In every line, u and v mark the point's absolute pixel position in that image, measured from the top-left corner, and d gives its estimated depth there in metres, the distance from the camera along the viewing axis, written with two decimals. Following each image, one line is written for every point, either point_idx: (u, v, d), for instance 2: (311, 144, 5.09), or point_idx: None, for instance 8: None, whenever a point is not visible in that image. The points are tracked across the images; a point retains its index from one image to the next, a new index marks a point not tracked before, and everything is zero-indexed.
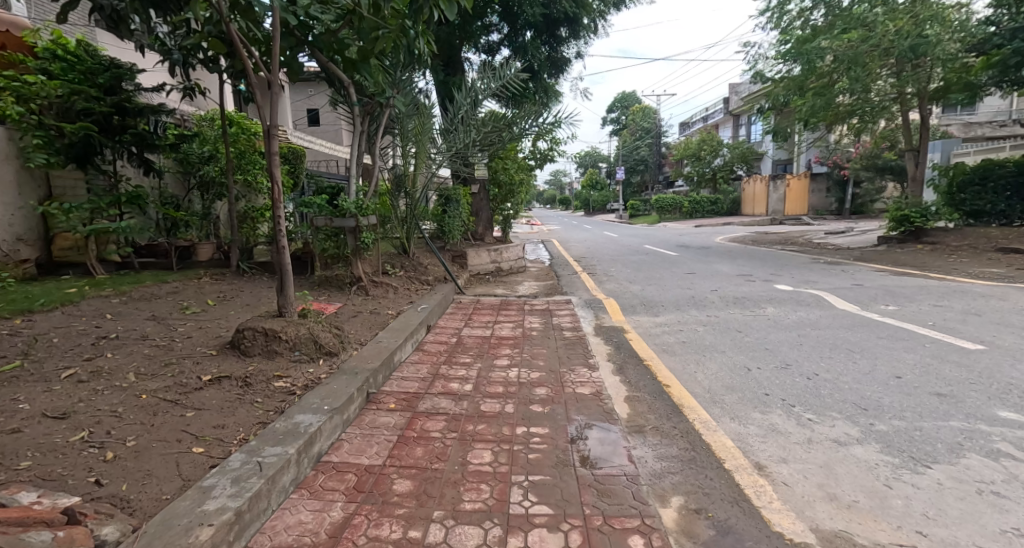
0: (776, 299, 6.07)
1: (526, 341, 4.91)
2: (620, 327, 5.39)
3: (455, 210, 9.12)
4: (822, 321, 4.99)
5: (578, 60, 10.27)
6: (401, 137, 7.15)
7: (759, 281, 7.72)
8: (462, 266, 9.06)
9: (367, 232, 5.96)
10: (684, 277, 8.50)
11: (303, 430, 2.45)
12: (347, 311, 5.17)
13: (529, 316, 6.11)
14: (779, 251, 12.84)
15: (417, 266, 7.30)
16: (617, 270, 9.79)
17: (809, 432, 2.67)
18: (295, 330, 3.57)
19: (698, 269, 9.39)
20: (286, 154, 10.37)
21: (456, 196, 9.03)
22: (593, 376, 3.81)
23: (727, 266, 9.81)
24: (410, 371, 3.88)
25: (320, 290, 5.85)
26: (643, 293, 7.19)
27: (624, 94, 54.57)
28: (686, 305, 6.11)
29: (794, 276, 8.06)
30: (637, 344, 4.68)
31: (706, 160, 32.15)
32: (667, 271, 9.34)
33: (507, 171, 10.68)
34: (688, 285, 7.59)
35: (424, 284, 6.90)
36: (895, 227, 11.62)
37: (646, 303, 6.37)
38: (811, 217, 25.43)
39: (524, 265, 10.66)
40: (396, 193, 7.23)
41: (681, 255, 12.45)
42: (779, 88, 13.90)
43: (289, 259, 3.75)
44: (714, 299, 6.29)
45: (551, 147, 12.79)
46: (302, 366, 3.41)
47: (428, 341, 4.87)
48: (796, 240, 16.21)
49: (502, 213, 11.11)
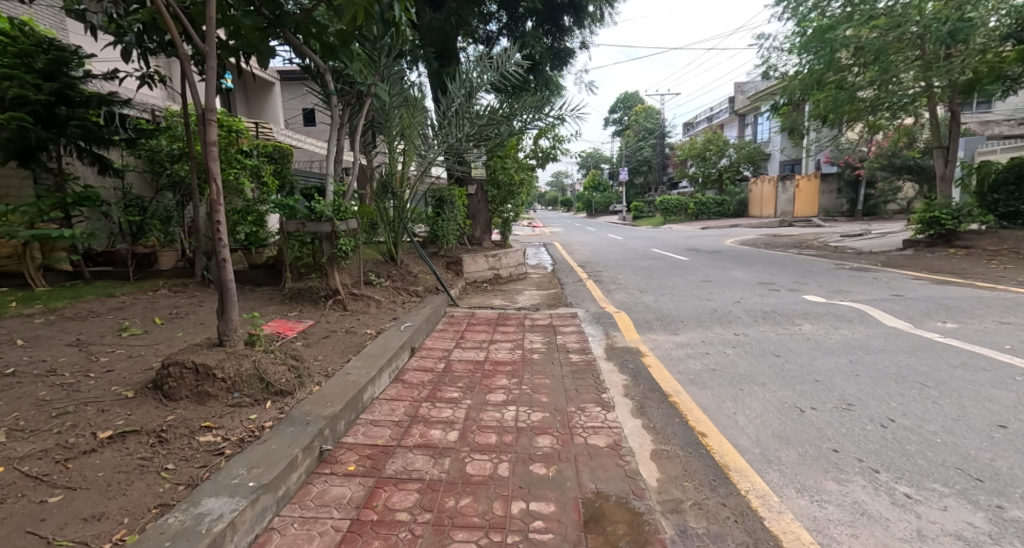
0: (810, 313, 5.35)
1: (525, 367, 4.20)
2: (635, 348, 4.67)
3: (450, 212, 8.45)
4: (872, 342, 4.27)
5: (583, 51, 9.53)
6: (387, 133, 6.49)
7: (785, 290, 6.97)
8: (457, 273, 8.36)
9: (346, 239, 5.29)
10: (699, 285, 7.79)
11: (205, 529, 1.73)
12: (317, 333, 4.47)
13: (530, 333, 5.40)
14: (796, 256, 12.08)
15: (406, 276, 6.59)
16: (625, 277, 9.07)
17: (915, 521, 1.95)
18: (234, 366, 2.84)
19: (714, 276, 8.66)
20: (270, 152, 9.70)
21: (450, 196, 8.38)
22: (607, 419, 3.09)
23: (744, 272, 9.09)
24: (383, 413, 3.15)
25: (291, 304, 5.16)
26: (657, 304, 6.48)
27: (627, 94, 53.91)
28: (707, 320, 5.39)
29: (821, 285, 7.33)
30: (656, 372, 3.96)
31: (711, 161, 31.40)
32: (680, 278, 8.63)
33: (507, 171, 10.00)
34: (706, 295, 6.84)
35: (413, 295, 6.19)
36: (923, 230, 10.80)
37: (660, 318, 5.65)
38: (821, 219, 24.66)
39: (524, 271, 9.94)
40: (382, 195, 6.59)
41: (693, 260, 11.71)
42: (794, 83, 13.17)
43: (232, 275, 3.02)
44: (739, 313, 5.58)
45: (553, 145, 12.10)
46: (240, 412, 2.68)
47: (411, 367, 4.14)
48: (812, 244, 15.43)
49: (502, 215, 10.44)
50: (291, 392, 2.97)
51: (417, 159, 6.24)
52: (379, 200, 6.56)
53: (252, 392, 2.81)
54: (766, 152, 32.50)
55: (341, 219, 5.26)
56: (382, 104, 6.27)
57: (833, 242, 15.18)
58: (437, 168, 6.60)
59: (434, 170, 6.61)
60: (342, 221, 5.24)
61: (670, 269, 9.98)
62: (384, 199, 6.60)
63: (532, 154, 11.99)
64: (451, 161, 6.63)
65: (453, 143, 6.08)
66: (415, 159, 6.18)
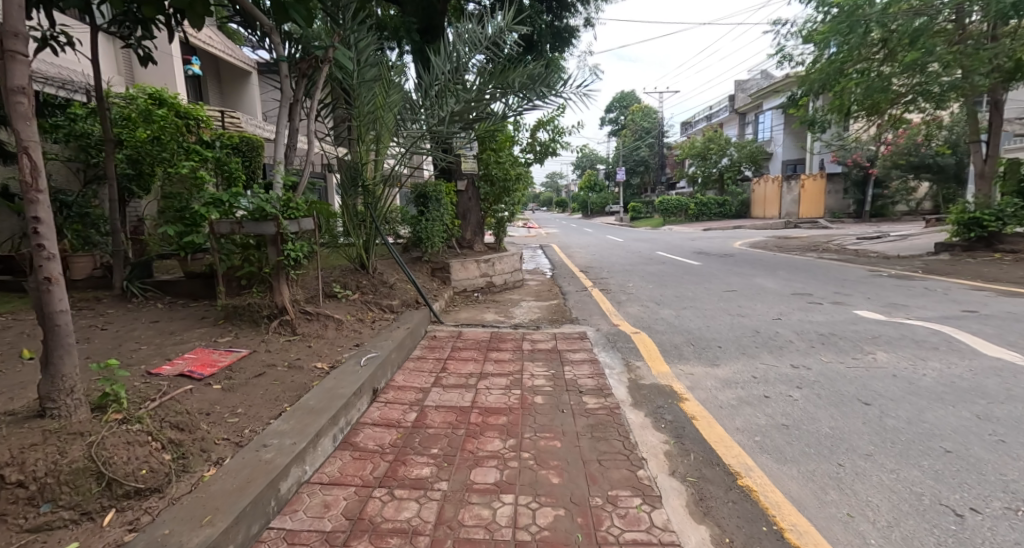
0: (881, 336, 4.28)
1: (525, 420, 3.11)
2: (668, 387, 3.59)
3: (435, 211, 7.39)
4: (987, 384, 3.22)
5: (587, 30, 8.47)
6: (356, 116, 5.37)
7: (830, 305, 5.92)
8: (444, 281, 7.37)
9: (297, 243, 4.20)
10: (724, 298, 6.71)
11: None
12: (250, 370, 3.35)
13: (530, 361, 4.30)
14: (818, 261, 11.08)
15: (379, 289, 5.46)
16: (635, 285, 8.01)
17: None
18: (48, 457, 1.74)
19: (737, 286, 7.60)
20: (236, 143, 8.58)
21: (436, 193, 7.32)
22: (655, 527, 2.00)
23: (770, 279, 8.05)
24: (309, 519, 2.04)
25: (224, 327, 4.04)
26: (682, 322, 5.39)
27: (623, 93, 52.93)
28: (751, 346, 4.31)
29: (868, 297, 6.27)
30: (707, 431, 2.87)
31: (712, 160, 30.47)
32: (699, 288, 7.55)
33: (501, 165, 8.96)
34: (738, 311, 5.78)
35: (386, 314, 5.07)
36: (962, 233, 9.93)
37: (690, 341, 4.57)
38: (828, 221, 23.79)
39: (521, 277, 8.86)
40: (353, 190, 5.47)
41: (705, 265, 10.68)
42: (812, 74, 12.19)
43: (65, 308, 1.91)
44: (788, 335, 4.51)
45: (552, 137, 11.04)
46: (43, 545, 1.57)
47: (369, 422, 3.02)
48: (827, 247, 14.46)
49: (494, 213, 9.33)
50: (155, 491, 1.86)
51: (394, 148, 5.09)
52: (348, 197, 5.45)
53: (79, 500, 1.71)
54: (768, 152, 31.57)
55: (290, 218, 4.17)
56: (350, 80, 5.16)
57: (851, 245, 14.16)
58: (419, 160, 5.49)
59: (416, 162, 5.48)
60: (291, 222, 4.15)
61: (684, 276, 8.92)
62: (355, 198, 5.50)
63: (529, 147, 10.92)
64: (436, 150, 5.51)
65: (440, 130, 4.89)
66: (394, 147, 5.04)
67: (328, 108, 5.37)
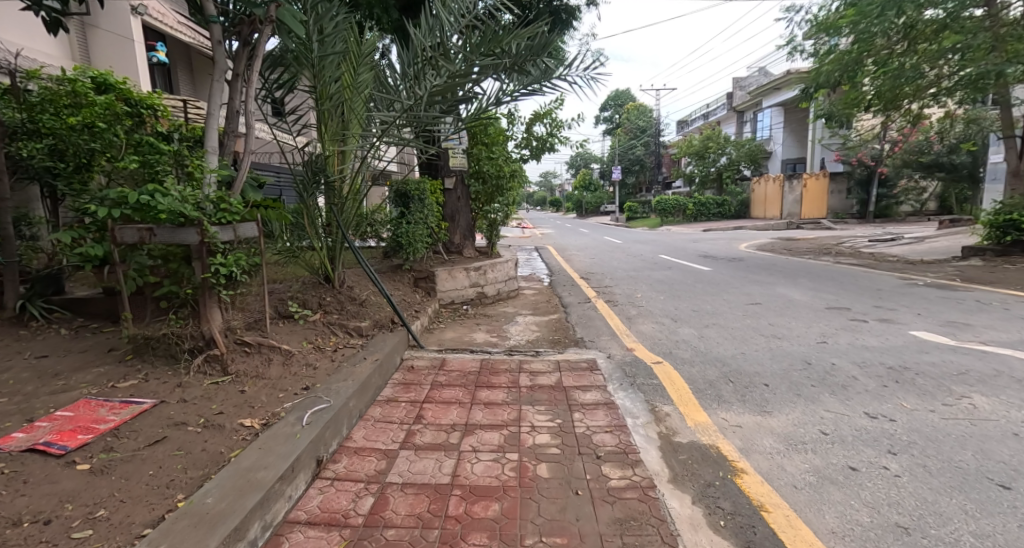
0: (969, 372, 3.43)
1: (527, 512, 2.22)
2: (713, 453, 2.70)
3: (418, 213, 6.50)
4: None
5: (591, 8, 7.60)
6: (321, 97, 4.45)
7: (878, 324, 5.08)
8: (428, 293, 6.57)
9: (230, 254, 3.27)
10: (749, 314, 5.86)
11: None
12: (144, 432, 2.43)
13: (529, 407, 3.40)
14: (837, 266, 10.27)
15: (347, 308, 4.54)
16: (644, 296, 7.16)
17: None
18: None
19: (761, 298, 6.74)
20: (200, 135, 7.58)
21: (420, 191, 6.42)
22: None
23: (795, 290, 7.21)
24: None
25: (132, 365, 3.11)
26: (709, 348, 4.53)
27: (619, 92, 52.20)
28: (806, 386, 3.44)
29: (919, 314, 5.42)
30: (790, 535, 2.00)
31: (710, 159, 29.76)
32: (717, 300, 6.69)
33: (494, 160, 8.08)
34: (771, 333, 4.93)
35: (352, 343, 4.15)
36: (995, 237, 9.16)
37: (727, 376, 3.70)
38: (831, 222, 23.12)
39: (516, 286, 7.99)
40: (314, 188, 4.55)
41: (716, 272, 9.85)
42: (827, 65, 11.43)
43: None
44: (848, 369, 3.64)
45: (549, 131, 10.16)
46: None
47: (301, 522, 2.11)
48: (840, 250, 13.68)
49: (485, 214, 8.42)
50: None
51: (362, 139, 4.13)
52: (309, 196, 4.54)
53: None
54: (768, 150, 30.85)
55: (222, 223, 3.23)
56: (310, 53, 4.21)
57: (866, 249, 13.36)
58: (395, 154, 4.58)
59: (392, 156, 4.56)
60: (222, 228, 3.22)
61: (697, 286, 8.05)
62: (318, 197, 4.59)
63: (524, 142, 10.03)
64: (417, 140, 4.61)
65: (422, 118, 3.95)
66: (364, 139, 4.07)
67: (284, 87, 4.42)
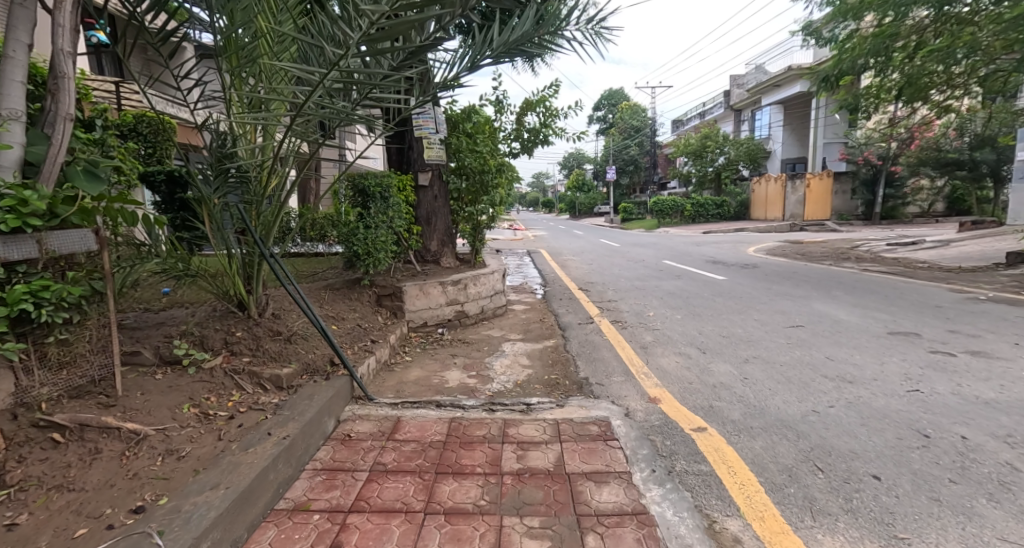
0: None
1: None
2: None
3: (379, 214, 5.32)
4: None
5: None
6: (228, 55, 3.22)
7: (974, 360, 3.90)
8: (395, 314, 5.35)
9: (28, 282, 2.01)
10: (795, 342, 4.65)
11: None
12: None
13: (515, 521, 2.18)
14: (868, 274, 9.14)
15: (264, 348, 3.29)
16: (658, 316, 5.96)
17: None
18: None
19: (801, 319, 5.52)
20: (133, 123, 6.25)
21: (378, 188, 5.24)
22: None
23: (837, 307, 6.04)
24: None
25: None
26: (762, 401, 3.30)
27: (612, 91, 51.14)
28: (941, 482, 2.22)
29: (1016, 343, 4.27)
30: None
31: (708, 158, 28.76)
32: (748, 323, 5.47)
33: (477, 152, 6.84)
34: (838, 375, 3.73)
35: (263, 402, 2.90)
36: None
37: (810, 458, 2.47)
38: (836, 224, 22.15)
39: (505, 301, 6.76)
40: (219, 179, 3.29)
41: (732, 282, 8.69)
42: (853, 48, 10.31)
43: None
44: (993, 449, 2.43)
45: (543, 121, 8.96)
46: None
47: None
48: (859, 255, 12.59)
49: (467, 215, 7.16)
50: None
51: (291, 115, 2.92)
52: (212, 190, 3.27)
53: None
54: (768, 149, 29.89)
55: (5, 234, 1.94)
56: None
57: (888, 254, 12.26)
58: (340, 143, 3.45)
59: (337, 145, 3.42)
60: (7, 242, 1.96)
61: (716, 301, 6.84)
62: (226, 191, 3.33)
63: (513, 134, 8.81)
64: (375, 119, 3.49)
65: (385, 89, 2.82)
66: (294, 115, 2.87)
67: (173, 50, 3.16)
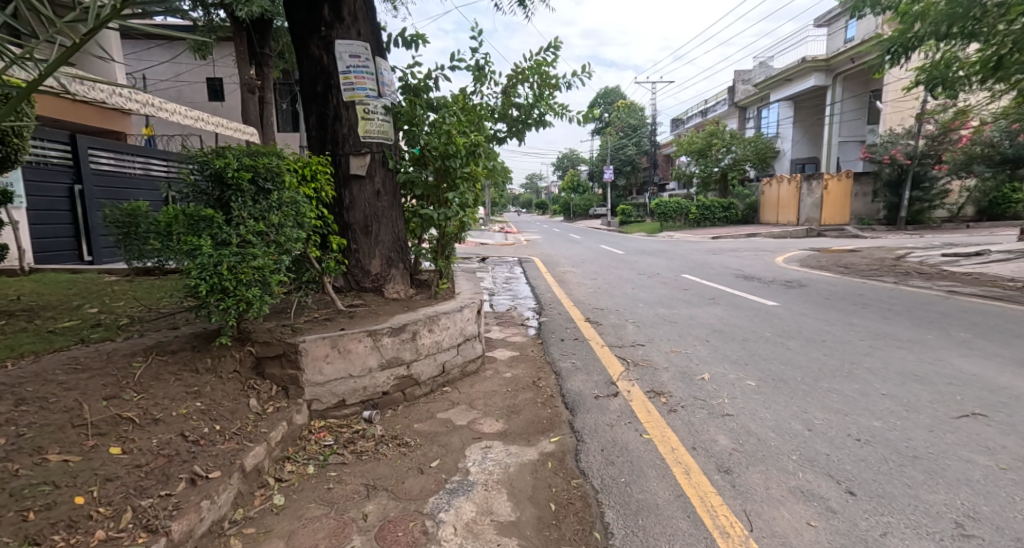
0: None
1: None
2: None
3: (249, 223, 3.05)
4: None
5: None
6: None
7: None
8: (282, 395, 3.12)
9: None
10: (1019, 468, 2.46)
11: None
12: None
13: None
14: (961, 299, 7.01)
15: None
16: (716, 387, 3.76)
17: None
18: None
19: (967, 398, 3.33)
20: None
21: (250, 171, 3.06)
22: None
23: (997, 369, 3.86)
24: None
25: None
26: None
27: (607, 88, 49.06)
28: None
29: None
30: None
31: (714, 157, 26.70)
32: (881, 406, 3.27)
33: (438, 127, 4.60)
34: None
35: None
36: None
37: None
38: (857, 230, 20.16)
39: (479, 352, 4.52)
40: None
41: (787, 310, 6.50)
42: (930, 10, 7.81)
43: None
44: None
45: (537, 93, 6.72)
46: None
47: None
48: (918, 268, 10.48)
49: (426, 220, 4.87)
50: None
51: None
52: None
53: None
54: (777, 148, 27.92)
55: None
56: None
57: (954, 267, 10.15)
58: None
59: None
60: None
61: (793, 351, 4.62)
62: None
63: (498, 111, 6.55)
64: None
65: None
66: None
67: None
